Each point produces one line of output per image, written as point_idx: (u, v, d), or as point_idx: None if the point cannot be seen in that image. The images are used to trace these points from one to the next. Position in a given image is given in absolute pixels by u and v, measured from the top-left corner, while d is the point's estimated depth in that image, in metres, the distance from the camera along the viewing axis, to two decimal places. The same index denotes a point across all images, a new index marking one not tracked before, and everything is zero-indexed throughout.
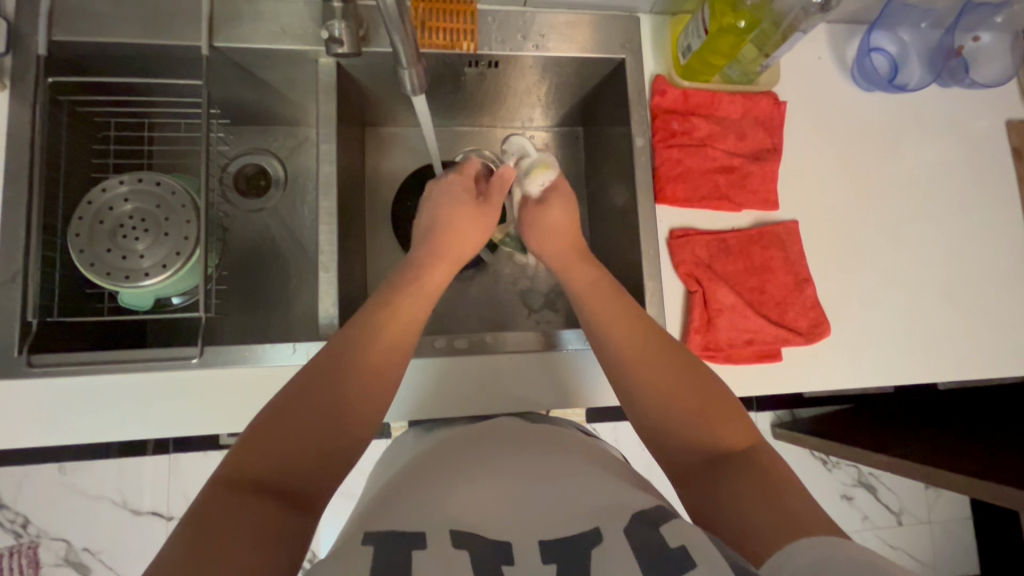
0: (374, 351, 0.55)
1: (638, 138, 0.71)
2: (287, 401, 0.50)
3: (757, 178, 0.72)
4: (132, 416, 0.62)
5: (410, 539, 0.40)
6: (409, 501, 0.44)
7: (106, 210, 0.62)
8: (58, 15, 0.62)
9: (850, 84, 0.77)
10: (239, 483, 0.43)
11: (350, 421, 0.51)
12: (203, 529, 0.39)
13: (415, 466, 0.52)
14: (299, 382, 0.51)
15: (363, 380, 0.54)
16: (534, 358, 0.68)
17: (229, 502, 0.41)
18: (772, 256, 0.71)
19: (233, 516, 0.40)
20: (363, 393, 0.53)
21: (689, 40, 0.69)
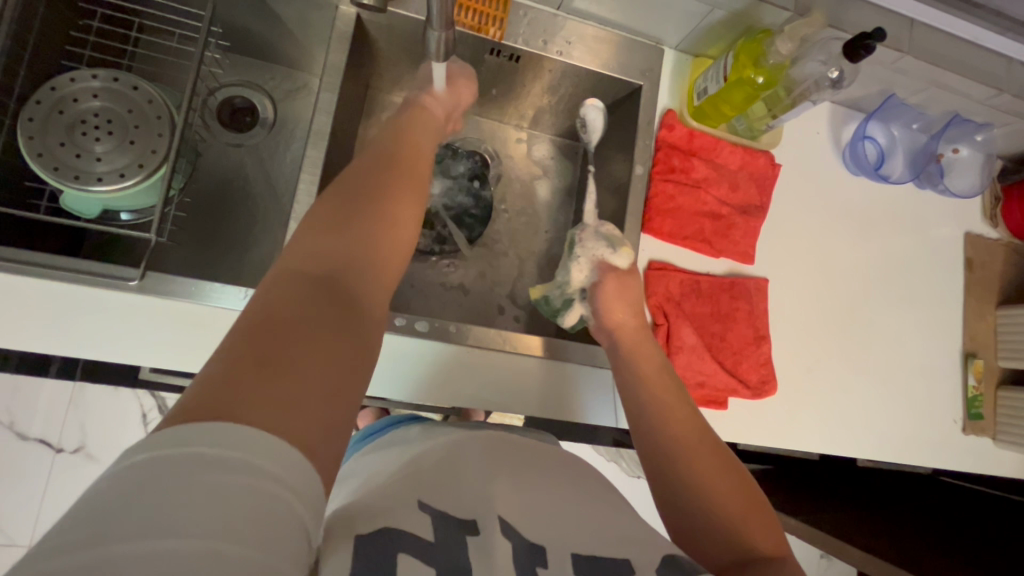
0: (396, 213, 0.49)
1: (639, 166, 0.72)
2: (315, 249, 0.42)
3: (740, 231, 0.74)
4: (47, 327, 0.56)
5: (462, 525, 0.39)
6: (455, 484, 0.45)
7: (69, 101, 0.57)
8: None
9: (841, 164, 0.81)
10: (281, 319, 0.36)
11: (386, 240, 0.47)
12: (254, 373, 0.32)
13: (445, 450, 0.51)
14: (316, 232, 0.44)
15: (387, 235, 0.47)
16: (494, 355, 0.68)
17: (281, 339, 0.34)
18: (738, 307, 0.73)
19: (286, 357, 0.34)
20: (400, 215, 0.49)
21: (706, 83, 0.70)
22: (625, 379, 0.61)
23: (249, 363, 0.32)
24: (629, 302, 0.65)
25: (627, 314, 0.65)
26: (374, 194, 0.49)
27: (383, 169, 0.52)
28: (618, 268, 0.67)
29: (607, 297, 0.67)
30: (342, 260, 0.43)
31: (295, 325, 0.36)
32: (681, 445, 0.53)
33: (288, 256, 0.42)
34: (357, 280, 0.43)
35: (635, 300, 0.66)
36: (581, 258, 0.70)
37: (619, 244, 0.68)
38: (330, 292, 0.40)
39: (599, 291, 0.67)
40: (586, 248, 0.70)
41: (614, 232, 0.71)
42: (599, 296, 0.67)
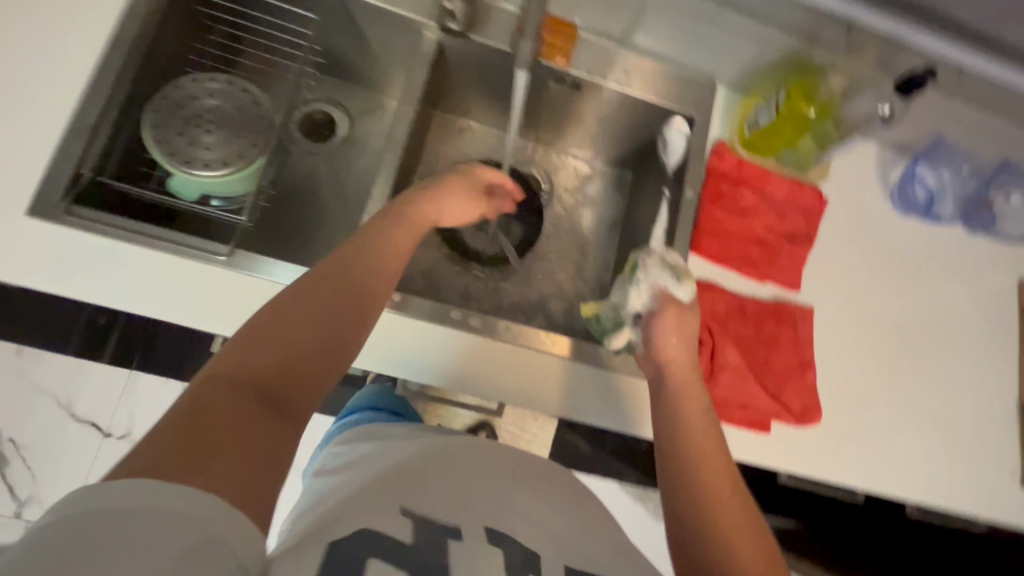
0: (362, 315, 0.45)
1: (689, 191, 0.75)
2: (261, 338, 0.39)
3: (787, 258, 0.76)
4: (131, 292, 0.58)
5: (444, 525, 0.36)
6: (448, 480, 0.41)
7: (189, 98, 0.65)
8: None
9: (888, 203, 0.82)
10: (200, 398, 0.33)
11: (354, 315, 0.44)
12: (180, 450, 0.29)
13: (433, 452, 0.45)
14: (282, 306, 0.41)
15: (349, 317, 0.44)
16: (541, 355, 0.72)
17: (192, 434, 0.30)
18: (783, 333, 0.74)
19: (207, 444, 0.30)
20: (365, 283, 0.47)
21: (758, 115, 0.74)
22: (661, 404, 0.61)
23: (161, 448, 0.29)
24: (680, 335, 0.65)
25: (681, 348, 0.64)
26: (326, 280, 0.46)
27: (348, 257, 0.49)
28: (680, 302, 0.67)
29: (665, 325, 0.66)
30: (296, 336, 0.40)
31: (210, 418, 0.32)
32: (704, 484, 0.51)
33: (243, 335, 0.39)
34: (303, 368, 0.39)
35: (686, 333, 0.66)
36: (641, 284, 0.69)
37: (683, 276, 0.68)
38: (272, 378, 0.37)
39: (658, 322, 0.66)
40: (649, 274, 0.69)
41: (677, 259, 0.71)
42: (657, 327, 0.66)
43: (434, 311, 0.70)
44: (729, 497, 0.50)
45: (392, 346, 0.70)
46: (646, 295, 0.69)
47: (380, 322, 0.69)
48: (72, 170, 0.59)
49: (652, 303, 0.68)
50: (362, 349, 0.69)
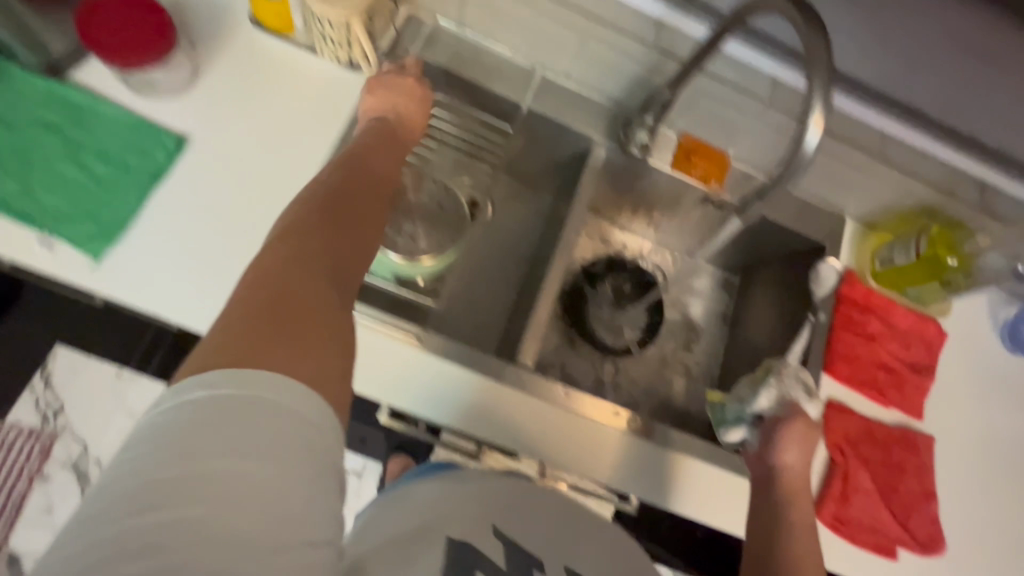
0: (351, 227, 0.50)
1: (822, 314, 0.81)
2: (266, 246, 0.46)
3: (912, 387, 0.81)
4: None
5: (529, 557, 0.48)
6: (530, 510, 0.52)
7: (401, 193, 0.73)
8: (429, 43, 0.78)
9: (1001, 341, 0.87)
10: (263, 306, 0.40)
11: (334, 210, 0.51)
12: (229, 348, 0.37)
13: (498, 484, 0.53)
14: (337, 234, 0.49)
15: (364, 238, 0.49)
16: (676, 458, 0.72)
17: (247, 332, 0.38)
18: (908, 460, 0.78)
19: (234, 334, 0.38)
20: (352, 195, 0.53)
21: (893, 256, 0.80)
22: (770, 510, 0.63)
23: (210, 354, 0.37)
24: (805, 450, 0.66)
25: (798, 459, 0.66)
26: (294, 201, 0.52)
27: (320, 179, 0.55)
28: (807, 416, 0.68)
29: (791, 436, 0.66)
30: (305, 234, 0.47)
31: (254, 317, 0.39)
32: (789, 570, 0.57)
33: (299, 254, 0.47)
34: (300, 261, 0.45)
35: (810, 451, 0.66)
36: (773, 389, 0.70)
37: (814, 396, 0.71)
38: (292, 273, 0.44)
39: (785, 433, 0.66)
40: (783, 381, 0.71)
41: (809, 379, 0.72)
42: (780, 434, 0.67)
43: (594, 408, 0.72)
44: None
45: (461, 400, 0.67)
46: (773, 398, 0.70)
47: (531, 407, 0.70)
48: None
49: (777, 408, 0.69)
50: (472, 415, 0.68)
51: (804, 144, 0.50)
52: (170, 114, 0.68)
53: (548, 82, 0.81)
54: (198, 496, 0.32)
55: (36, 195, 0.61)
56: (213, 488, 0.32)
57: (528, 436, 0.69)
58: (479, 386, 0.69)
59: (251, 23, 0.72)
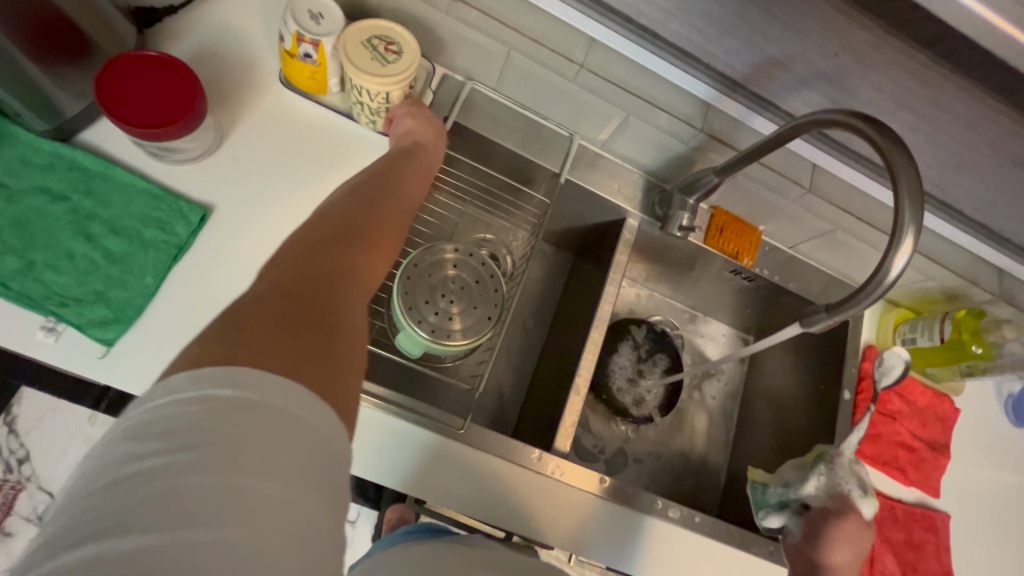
0: (361, 252, 0.50)
1: (846, 391, 0.82)
2: (276, 262, 0.46)
3: (930, 465, 0.82)
4: (371, 457, 0.63)
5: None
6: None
7: (435, 267, 0.69)
8: (467, 107, 0.75)
9: (1009, 415, 0.90)
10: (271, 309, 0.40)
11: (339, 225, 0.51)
12: (220, 340, 0.37)
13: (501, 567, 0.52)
14: (349, 243, 0.49)
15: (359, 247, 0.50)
16: (711, 546, 0.71)
17: (247, 324, 0.38)
18: (928, 539, 0.79)
19: (242, 331, 0.37)
20: (354, 212, 0.53)
21: (916, 335, 0.83)
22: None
23: (214, 340, 0.36)
24: (856, 551, 0.69)
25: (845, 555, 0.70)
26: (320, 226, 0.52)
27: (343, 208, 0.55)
28: (859, 514, 0.72)
29: (838, 531, 0.71)
30: (304, 244, 0.48)
31: (259, 314, 0.39)
32: None
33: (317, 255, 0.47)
34: (323, 288, 0.44)
35: (859, 551, 0.70)
36: (820, 474, 0.74)
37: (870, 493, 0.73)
38: (290, 277, 0.44)
39: (833, 524, 0.71)
40: (835, 475, 0.74)
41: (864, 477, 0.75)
42: (830, 529, 0.71)
43: (635, 496, 0.70)
44: None
45: (464, 475, 0.65)
46: (824, 489, 0.73)
47: (573, 499, 0.68)
48: None
49: (829, 501, 0.73)
50: (473, 492, 0.66)
51: (890, 271, 0.48)
52: (193, 182, 0.63)
53: (585, 150, 0.79)
54: (168, 513, 0.29)
55: (40, 276, 0.55)
56: (186, 499, 0.30)
57: (566, 530, 0.67)
58: (524, 480, 0.67)
59: (282, 83, 0.68)
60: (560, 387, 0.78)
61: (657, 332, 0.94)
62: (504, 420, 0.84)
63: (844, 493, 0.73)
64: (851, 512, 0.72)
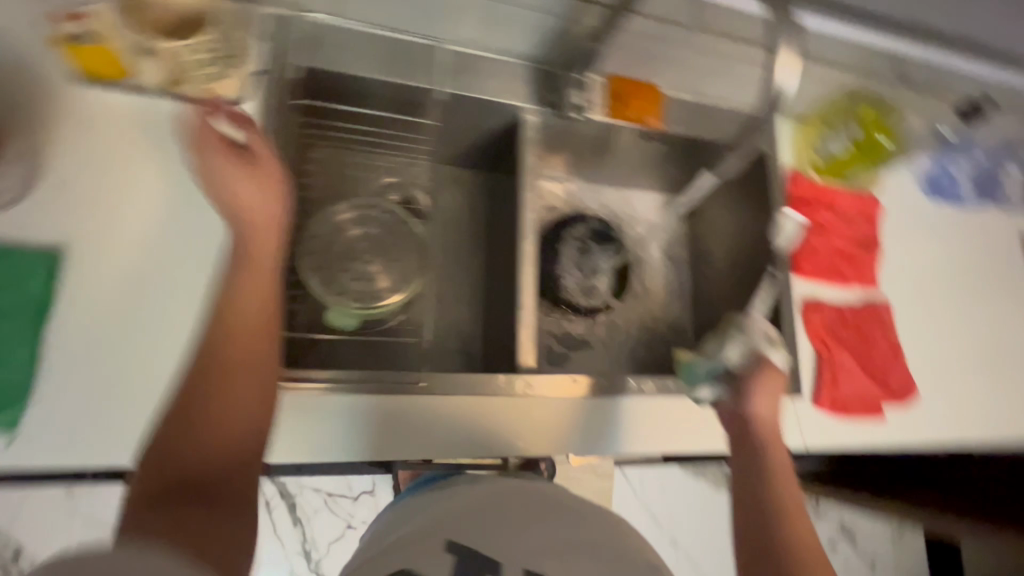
0: (245, 369, 0.52)
1: (777, 220, 0.84)
2: (170, 411, 0.48)
3: (864, 263, 0.87)
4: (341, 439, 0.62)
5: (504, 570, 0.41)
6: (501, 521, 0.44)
7: (337, 233, 0.64)
8: (308, 45, 0.66)
9: (927, 189, 0.94)
10: (201, 487, 0.43)
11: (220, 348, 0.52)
12: (144, 510, 0.41)
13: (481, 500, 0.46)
14: (236, 369, 0.51)
15: (254, 369, 0.52)
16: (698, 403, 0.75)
17: (173, 484, 0.43)
18: (875, 327, 0.85)
19: (157, 498, 0.42)
20: (235, 325, 0.53)
21: (830, 145, 0.82)
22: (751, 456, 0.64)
23: (142, 504, 0.41)
24: (774, 400, 0.67)
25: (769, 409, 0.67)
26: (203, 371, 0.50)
27: (214, 328, 0.52)
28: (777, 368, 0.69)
29: (756, 390, 0.67)
30: (191, 386, 0.49)
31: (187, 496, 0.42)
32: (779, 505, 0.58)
33: (206, 390, 0.49)
34: (216, 421, 0.48)
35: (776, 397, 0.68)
36: (738, 342, 0.70)
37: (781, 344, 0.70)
38: (189, 426, 0.47)
39: (754, 385, 0.68)
40: (752, 329, 0.72)
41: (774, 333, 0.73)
42: (752, 381, 0.68)
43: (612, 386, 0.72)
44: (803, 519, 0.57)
45: (438, 424, 0.65)
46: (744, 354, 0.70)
47: (553, 408, 0.70)
48: None
49: (748, 357, 0.70)
50: (454, 435, 0.66)
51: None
52: (35, 229, 0.56)
53: (451, 55, 0.72)
54: None
55: None
56: None
57: (558, 437, 0.70)
58: (498, 404, 0.68)
59: (88, 85, 0.59)
60: (509, 307, 0.76)
61: (591, 221, 0.92)
62: (470, 356, 0.84)
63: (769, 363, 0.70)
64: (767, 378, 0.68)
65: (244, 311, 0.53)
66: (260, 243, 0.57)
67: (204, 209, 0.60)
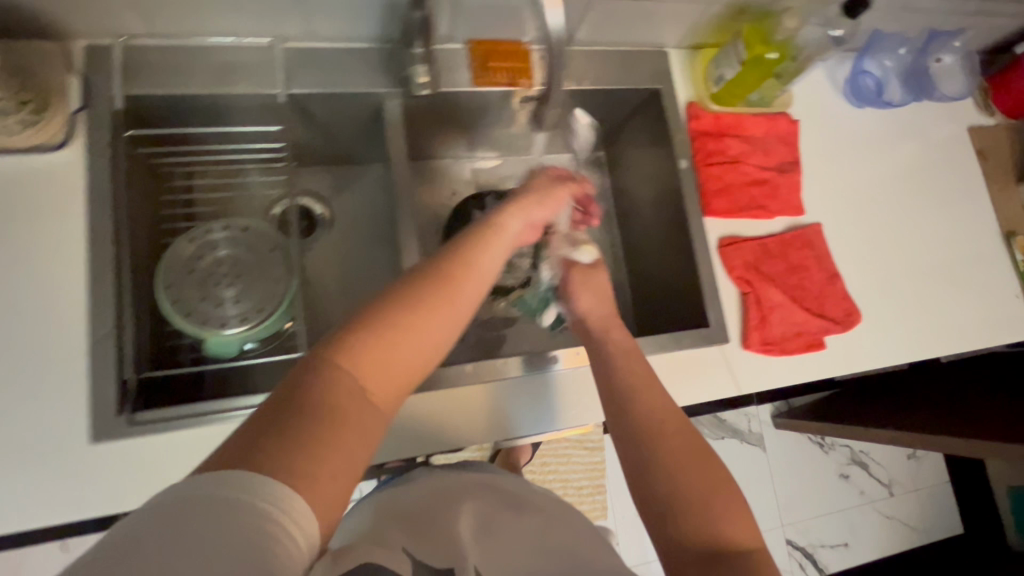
0: (440, 312, 0.48)
1: (682, 160, 0.79)
2: (331, 368, 0.42)
3: (786, 188, 0.81)
4: None
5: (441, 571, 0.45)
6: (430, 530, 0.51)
7: (195, 259, 0.61)
8: (132, 69, 0.62)
9: (846, 99, 0.88)
10: (288, 415, 0.38)
11: (442, 293, 0.49)
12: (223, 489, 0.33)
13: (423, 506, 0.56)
14: (428, 322, 0.48)
15: (431, 320, 0.48)
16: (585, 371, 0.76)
17: (243, 458, 0.35)
18: (805, 256, 0.80)
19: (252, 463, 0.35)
20: (462, 278, 0.52)
21: (722, 71, 0.76)
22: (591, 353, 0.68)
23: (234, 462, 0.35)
24: (597, 294, 0.73)
25: (594, 304, 0.72)
26: (436, 288, 0.50)
27: (438, 265, 0.52)
28: (585, 264, 0.75)
29: (575, 290, 0.73)
30: (366, 337, 0.44)
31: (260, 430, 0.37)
32: (648, 407, 0.58)
33: (380, 343, 0.45)
34: (360, 393, 0.42)
35: (602, 292, 0.74)
36: (548, 258, 0.77)
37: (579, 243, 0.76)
38: (341, 384, 0.42)
39: (570, 286, 0.74)
40: (553, 249, 0.77)
41: (576, 235, 0.78)
42: (568, 287, 0.74)
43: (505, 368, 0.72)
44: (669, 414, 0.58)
45: None
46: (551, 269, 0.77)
47: (445, 398, 0.71)
48: (114, 380, 0.56)
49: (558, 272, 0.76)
50: None
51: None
52: None
53: (292, 51, 0.68)
54: None
55: None
56: None
57: (453, 428, 0.71)
58: None
59: None
60: None
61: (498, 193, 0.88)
62: None
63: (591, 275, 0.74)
64: (592, 287, 0.73)
65: (467, 251, 0.54)
66: (507, 211, 0.60)
67: (47, 260, 0.58)
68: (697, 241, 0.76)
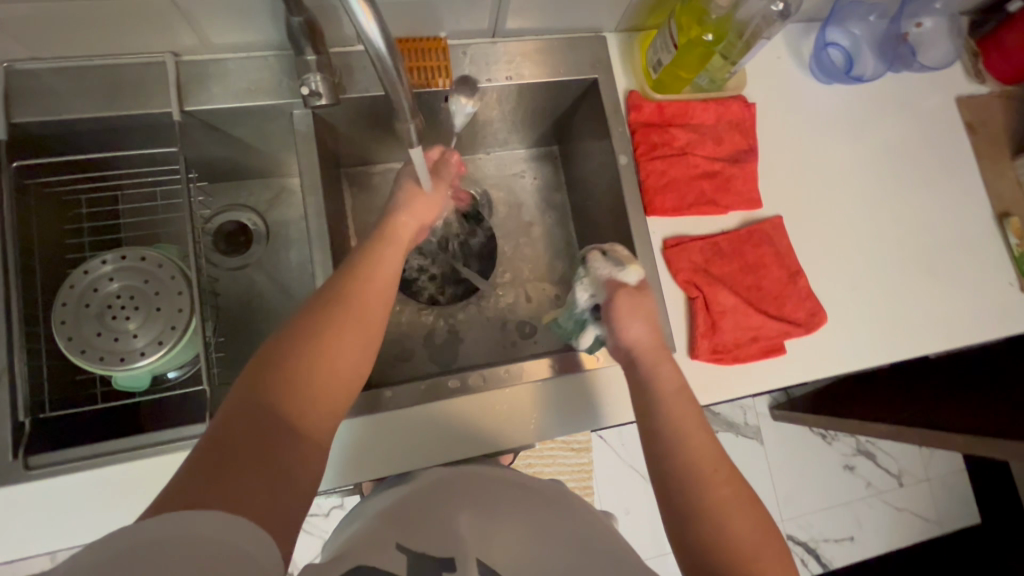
0: (348, 331, 0.50)
1: (622, 155, 0.73)
2: (242, 398, 0.43)
3: (740, 180, 0.75)
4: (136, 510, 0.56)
5: (442, 562, 0.45)
6: (431, 522, 0.51)
7: (91, 292, 0.59)
8: (17, 97, 0.60)
9: (810, 76, 0.81)
10: (229, 455, 0.39)
11: (351, 312, 0.51)
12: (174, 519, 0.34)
13: (420, 498, 0.57)
14: (340, 340, 0.49)
15: (346, 338, 0.49)
16: (530, 388, 0.71)
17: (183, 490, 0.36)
18: (763, 253, 0.73)
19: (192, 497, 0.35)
20: (370, 295, 0.53)
21: (659, 56, 0.70)
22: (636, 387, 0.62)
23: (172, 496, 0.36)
24: (647, 322, 0.64)
25: (645, 331, 0.64)
26: (348, 307, 0.51)
27: (346, 276, 0.54)
28: (629, 285, 0.66)
29: (621, 316, 0.65)
30: (277, 364, 0.45)
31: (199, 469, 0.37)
32: (682, 425, 0.57)
33: (292, 366, 0.46)
34: (279, 418, 0.43)
35: (651, 318, 0.66)
36: (586, 280, 0.70)
37: (625, 262, 0.67)
38: (259, 411, 0.42)
39: (614, 314, 0.65)
40: (593, 268, 0.69)
41: (620, 251, 0.69)
42: (614, 313, 0.66)
43: (430, 389, 0.69)
44: (704, 432, 0.57)
45: None
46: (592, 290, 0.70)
47: (368, 424, 0.68)
48: (6, 423, 0.54)
49: (602, 295, 0.68)
50: None
51: (373, 43, 0.36)
52: None
53: (189, 66, 0.64)
54: None
55: None
56: None
57: (379, 457, 0.68)
58: None
59: None
60: None
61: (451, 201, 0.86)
62: None
63: (640, 302, 0.65)
64: (641, 313, 0.65)
65: (370, 261, 0.57)
66: (401, 212, 0.64)
67: None
68: (638, 243, 0.71)
